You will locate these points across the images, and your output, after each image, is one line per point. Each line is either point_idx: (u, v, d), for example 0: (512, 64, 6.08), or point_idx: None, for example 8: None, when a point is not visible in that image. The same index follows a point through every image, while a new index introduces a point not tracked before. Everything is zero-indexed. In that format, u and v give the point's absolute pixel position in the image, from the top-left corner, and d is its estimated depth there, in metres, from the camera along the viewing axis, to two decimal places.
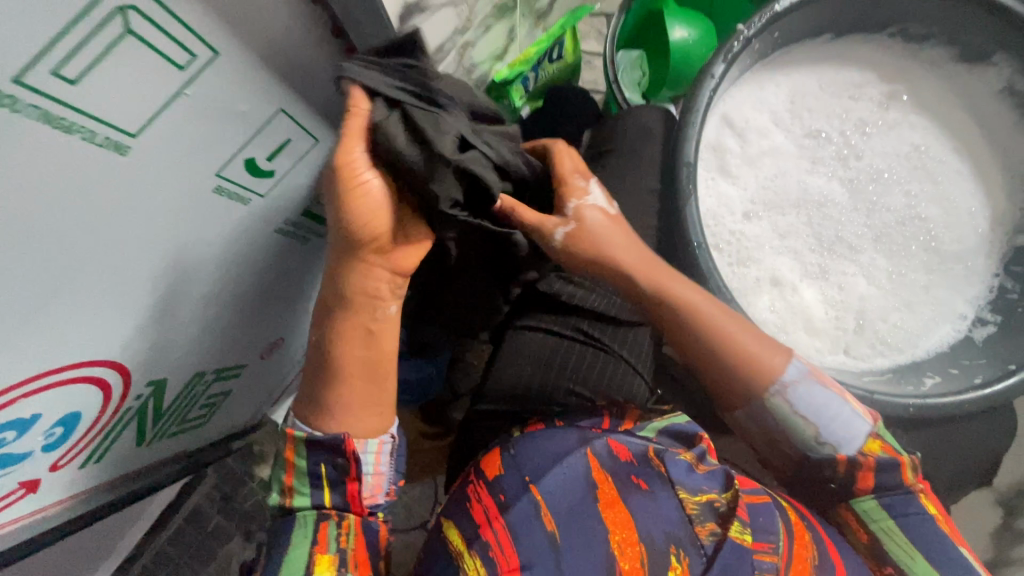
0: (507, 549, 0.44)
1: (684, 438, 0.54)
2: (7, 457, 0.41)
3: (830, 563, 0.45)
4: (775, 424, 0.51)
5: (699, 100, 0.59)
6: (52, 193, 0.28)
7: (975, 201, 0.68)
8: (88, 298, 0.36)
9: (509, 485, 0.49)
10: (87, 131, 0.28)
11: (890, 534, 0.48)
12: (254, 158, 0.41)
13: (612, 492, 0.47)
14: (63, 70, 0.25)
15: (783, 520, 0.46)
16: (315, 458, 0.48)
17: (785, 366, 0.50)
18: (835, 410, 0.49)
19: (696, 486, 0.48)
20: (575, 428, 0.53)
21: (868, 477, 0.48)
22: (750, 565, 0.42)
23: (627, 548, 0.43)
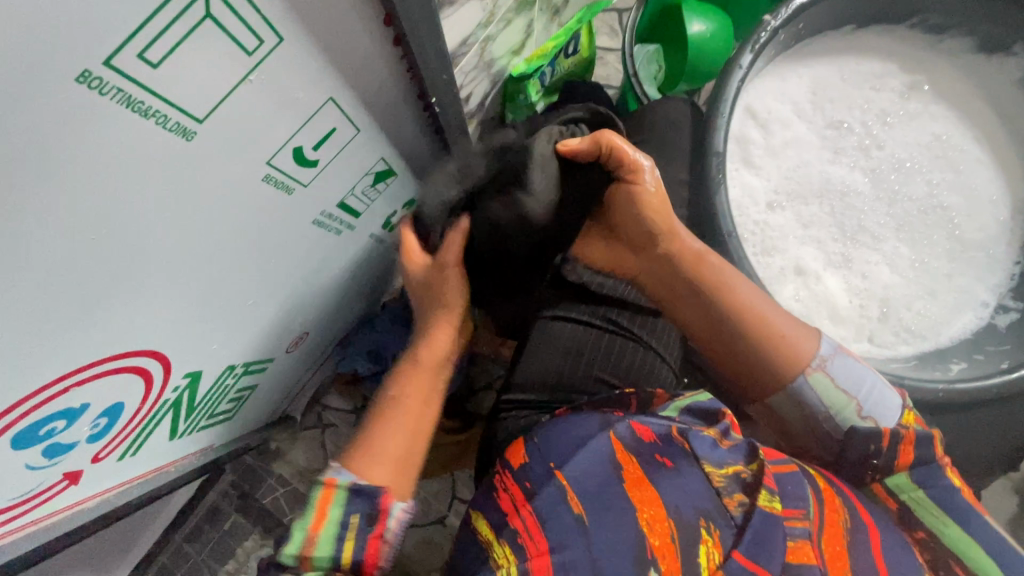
0: (533, 535, 0.42)
1: (707, 415, 0.51)
2: (55, 447, 0.41)
3: (864, 527, 0.43)
4: (818, 404, 0.50)
5: (727, 91, 0.60)
6: (121, 176, 0.29)
7: (995, 189, 0.69)
8: (142, 284, 0.36)
9: (533, 472, 0.47)
10: (160, 114, 0.28)
11: (921, 505, 0.46)
12: (302, 147, 0.41)
13: (638, 470, 0.45)
14: (147, 54, 0.25)
15: (812, 488, 0.43)
16: (350, 507, 0.43)
17: (819, 343, 0.52)
18: (870, 386, 0.50)
19: (721, 459, 0.45)
20: (597, 414, 0.51)
21: (909, 451, 0.46)
22: (781, 531, 0.39)
23: (656, 523, 0.40)
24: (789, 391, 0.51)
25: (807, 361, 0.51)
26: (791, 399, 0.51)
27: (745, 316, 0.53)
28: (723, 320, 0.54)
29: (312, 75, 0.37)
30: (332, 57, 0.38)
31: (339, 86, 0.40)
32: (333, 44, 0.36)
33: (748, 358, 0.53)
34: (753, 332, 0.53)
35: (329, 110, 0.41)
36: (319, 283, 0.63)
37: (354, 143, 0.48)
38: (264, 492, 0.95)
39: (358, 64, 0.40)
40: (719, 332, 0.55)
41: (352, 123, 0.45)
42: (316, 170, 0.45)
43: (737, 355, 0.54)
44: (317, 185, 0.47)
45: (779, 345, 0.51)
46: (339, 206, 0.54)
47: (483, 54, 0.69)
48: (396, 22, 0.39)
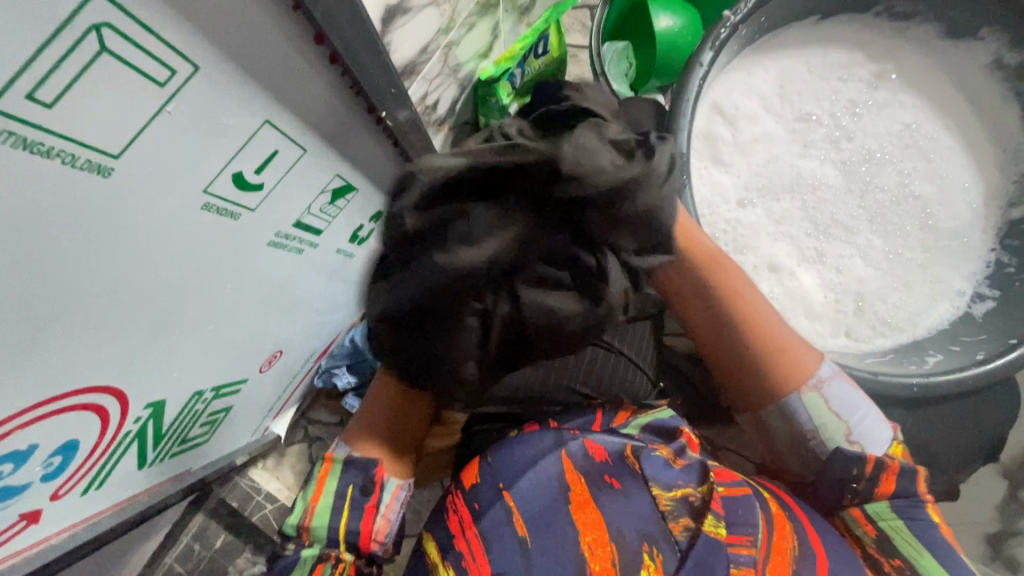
0: (477, 557, 0.42)
1: (665, 433, 0.51)
2: (5, 491, 0.40)
3: (812, 554, 0.42)
4: (808, 421, 0.50)
5: (688, 91, 0.59)
6: (30, 218, 0.28)
7: (967, 175, 0.68)
8: (78, 322, 0.35)
9: (483, 493, 0.46)
10: (68, 154, 0.27)
11: (899, 533, 0.46)
12: (241, 172, 0.40)
13: (584, 493, 0.44)
14: (37, 94, 0.24)
15: (763, 512, 0.43)
16: (347, 478, 0.56)
17: (819, 363, 0.51)
18: (863, 414, 0.51)
19: (671, 482, 0.45)
20: (554, 429, 0.50)
21: (890, 480, 0.47)
22: (725, 558, 0.39)
23: (598, 549, 0.40)
24: (783, 406, 0.50)
25: (807, 380, 0.50)
26: (785, 413, 0.50)
27: (763, 338, 0.50)
28: (742, 341, 0.51)
29: (242, 101, 0.36)
30: (262, 79, 0.36)
31: (275, 107, 0.39)
32: (261, 65, 0.35)
33: (759, 379, 0.51)
34: (768, 351, 0.50)
35: (267, 132, 0.40)
36: (288, 303, 0.62)
37: (304, 163, 0.47)
38: (253, 509, 0.94)
39: (294, 83, 0.39)
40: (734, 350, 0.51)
41: (297, 143, 0.44)
42: (262, 193, 0.44)
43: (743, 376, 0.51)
44: (266, 208, 0.46)
45: (792, 363, 0.50)
46: (296, 224, 0.53)
47: (447, 60, 0.67)
48: (329, 42, 0.39)
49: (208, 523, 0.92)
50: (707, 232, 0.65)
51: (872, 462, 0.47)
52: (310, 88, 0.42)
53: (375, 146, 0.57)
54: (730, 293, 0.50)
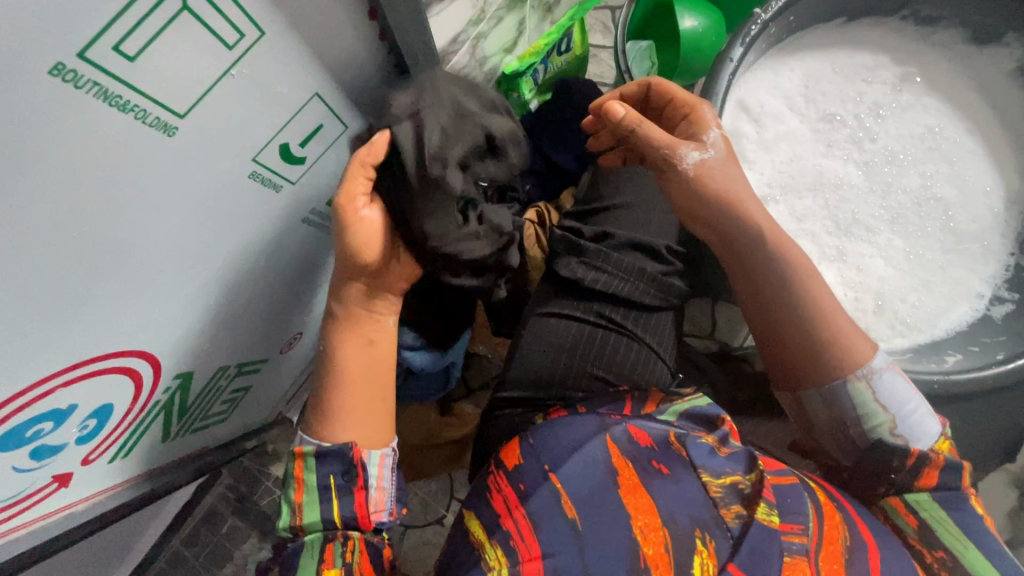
0: (527, 537, 0.42)
1: (706, 421, 0.51)
2: (43, 449, 0.40)
3: (865, 545, 0.42)
4: (851, 409, 0.50)
5: (718, 85, 0.60)
6: (97, 168, 0.28)
7: (989, 179, 0.68)
8: (127, 282, 0.36)
9: (528, 475, 0.47)
10: (140, 109, 0.29)
11: (942, 525, 0.46)
12: (288, 144, 0.41)
13: (634, 478, 0.44)
14: (121, 47, 0.26)
15: (811, 501, 0.43)
16: (325, 469, 0.47)
17: (873, 354, 0.50)
18: (913, 405, 0.50)
19: (719, 469, 0.46)
20: (595, 415, 0.50)
21: (933, 474, 0.47)
22: (779, 547, 0.39)
23: (650, 533, 0.40)
24: (827, 390, 0.50)
25: (853, 369, 0.49)
26: (826, 399, 0.51)
27: (812, 308, 0.50)
28: (791, 312, 0.51)
29: (295, 70, 0.37)
30: (313, 48, 0.37)
31: (324, 81, 0.41)
32: (314, 35, 0.37)
33: (807, 355, 0.50)
34: (819, 318, 0.50)
35: (315, 105, 0.41)
36: (312, 285, 0.63)
37: (344, 140, 0.48)
38: (262, 494, 0.94)
39: (342, 56, 0.41)
40: (771, 312, 0.52)
41: (339, 118, 0.45)
42: (304, 166, 0.45)
43: (786, 354, 0.52)
44: (306, 182, 0.47)
45: (842, 348, 0.50)
46: (329, 204, 0.54)
47: (474, 52, 0.67)
48: (381, 18, 0.40)
49: (217, 506, 0.92)
50: None
51: (915, 455, 0.47)
52: (355, 63, 0.43)
53: None
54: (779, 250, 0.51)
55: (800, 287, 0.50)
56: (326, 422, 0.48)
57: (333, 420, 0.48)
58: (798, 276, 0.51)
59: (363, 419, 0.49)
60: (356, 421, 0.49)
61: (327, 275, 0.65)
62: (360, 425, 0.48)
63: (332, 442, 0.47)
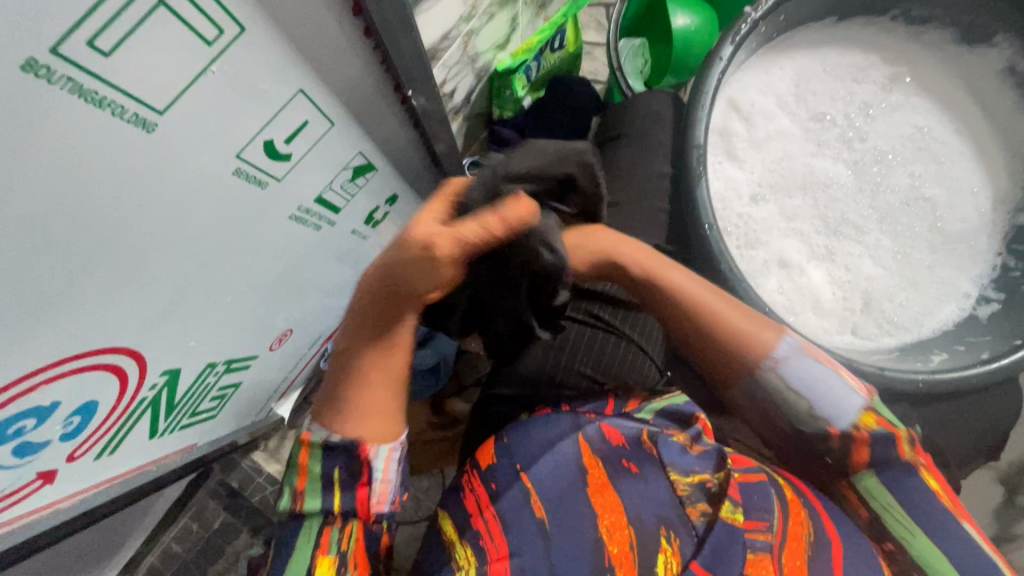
0: (495, 537, 0.42)
1: (678, 418, 0.51)
2: (26, 447, 0.40)
3: (829, 542, 0.42)
4: (765, 396, 0.50)
5: (708, 84, 0.61)
6: (74, 164, 0.28)
7: (977, 180, 0.69)
8: (109, 278, 0.36)
9: (500, 474, 0.47)
10: (117, 105, 0.28)
11: (891, 513, 0.46)
12: (272, 140, 0.41)
13: (603, 476, 0.45)
14: (96, 42, 0.26)
15: (778, 498, 0.43)
16: (331, 461, 0.45)
17: (776, 341, 0.49)
18: (831, 383, 0.48)
19: (687, 467, 0.46)
20: (569, 413, 0.51)
21: (863, 451, 0.47)
22: (742, 545, 0.39)
23: (616, 532, 0.41)
24: (746, 387, 0.51)
25: (758, 361, 0.49)
26: (748, 394, 0.51)
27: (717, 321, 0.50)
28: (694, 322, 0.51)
29: (278, 66, 0.37)
30: (297, 43, 0.37)
31: (308, 77, 0.40)
32: (297, 31, 0.36)
33: (717, 359, 0.51)
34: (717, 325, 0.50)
35: (300, 101, 0.41)
36: (302, 282, 0.63)
37: (331, 137, 0.48)
38: (254, 491, 0.94)
39: (327, 52, 0.41)
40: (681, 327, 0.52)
41: (325, 115, 0.45)
42: (290, 163, 0.45)
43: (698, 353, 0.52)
44: (293, 178, 0.47)
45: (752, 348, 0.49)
46: (317, 200, 0.53)
47: (466, 49, 0.67)
48: (365, 14, 0.40)
49: (208, 502, 0.92)
50: (720, 226, 0.66)
51: (836, 434, 0.47)
52: (341, 59, 0.42)
53: (397, 124, 0.57)
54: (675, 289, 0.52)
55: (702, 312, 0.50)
56: (339, 414, 0.46)
57: (345, 415, 0.46)
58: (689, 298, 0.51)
59: (375, 415, 0.46)
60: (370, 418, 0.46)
61: (317, 271, 0.65)
62: (371, 416, 0.46)
63: (339, 435, 0.46)
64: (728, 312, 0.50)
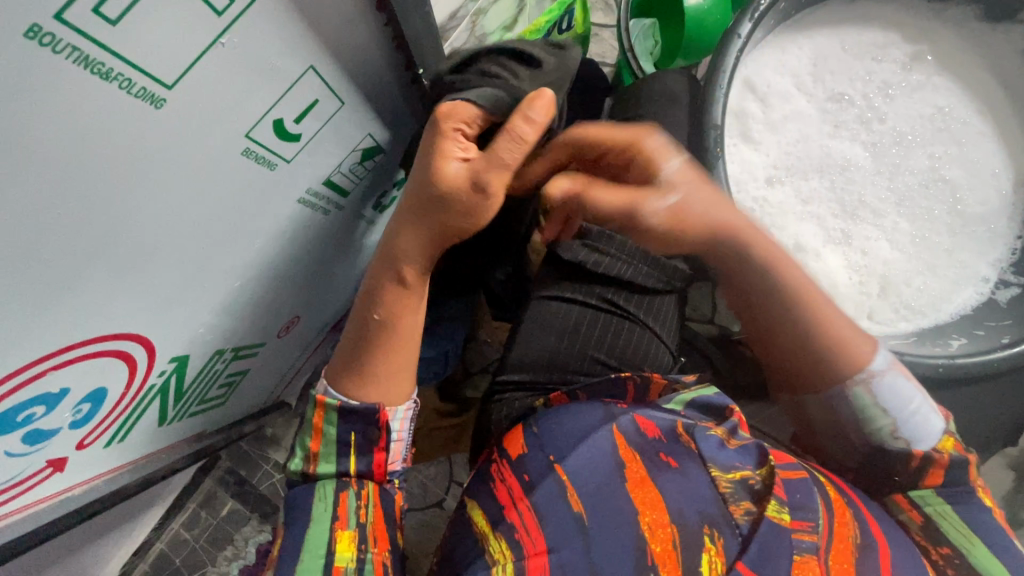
0: (531, 532, 0.41)
1: (714, 411, 0.52)
2: (35, 434, 0.39)
3: (875, 544, 0.41)
4: (852, 415, 0.51)
5: (726, 62, 0.59)
6: (79, 139, 0.27)
7: (998, 162, 0.67)
8: (117, 261, 0.35)
9: (532, 466, 0.46)
10: (125, 79, 0.27)
11: (945, 518, 0.46)
12: (282, 120, 0.40)
13: (641, 471, 0.44)
14: (102, 9, 0.24)
15: (820, 496, 0.42)
16: (347, 426, 0.46)
17: (873, 358, 0.50)
18: (916, 405, 0.49)
19: (728, 463, 0.45)
20: (601, 404, 0.51)
21: (939, 473, 0.48)
22: (789, 545, 0.38)
23: (658, 530, 0.40)
24: (826, 396, 0.52)
25: (854, 376, 0.50)
26: (825, 404, 0.52)
27: (814, 320, 0.50)
28: (785, 321, 0.51)
29: (290, 41, 0.35)
30: (309, 17, 0.36)
31: (320, 53, 0.39)
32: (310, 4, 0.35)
33: (802, 360, 0.52)
34: (814, 325, 0.50)
35: (310, 79, 0.40)
36: (310, 268, 0.62)
37: (340, 117, 0.47)
38: (261, 479, 0.93)
39: (339, 27, 0.39)
40: (758, 320, 0.54)
41: (336, 94, 0.44)
42: (300, 144, 0.44)
43: (788, 361, 0.53)
44: (302, 160, 0.46)
45: (845, 353, 0.50)
46: (325, 183, 0.52)
47: (474, 29, 0.65)
48: None
49: (216, 489, 0.92)
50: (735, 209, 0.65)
51: (918, 457, 0.48)
52: (352, 34, 0.41)
53: (406, 105, 0.56)
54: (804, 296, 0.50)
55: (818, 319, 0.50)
56: (363, 380, 0.46)
57: (366, 380, 0.46)
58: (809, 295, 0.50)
59: (394, 381, 0.47)
60: (390, 380, 0.47)
61: (325, 257, 0.64)
62: (393, 380, 0.47)
63: (358, 400, 0.46)
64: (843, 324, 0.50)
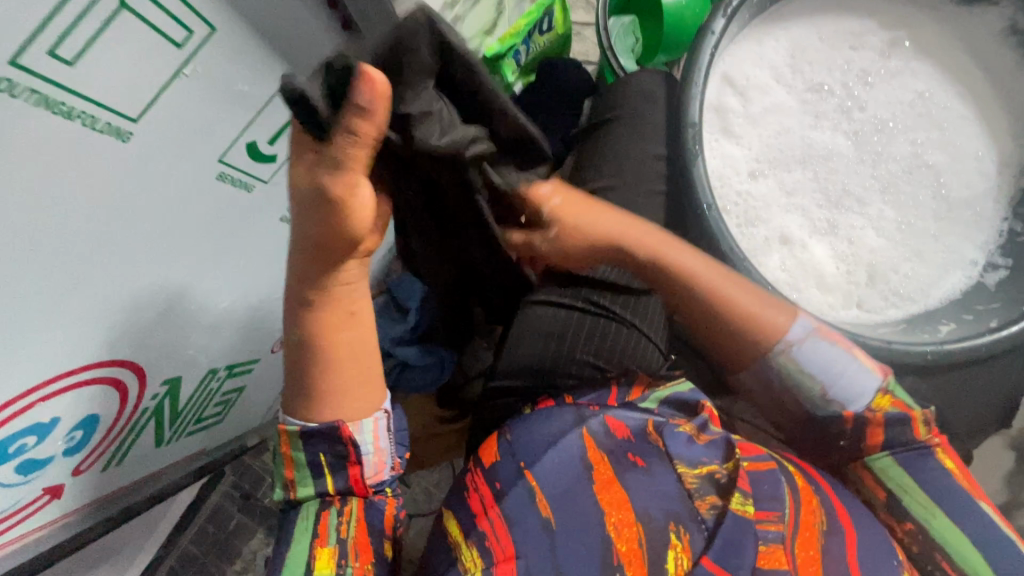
0: (500, 537, 0.42)
1: (686, 408, 0.51)
2: (29, 464, 0.40)
3: (840, 529, 0.42)
4: (781, 382, 0.52)
5: (700, 59, 0.59)
6: (46, 177, 0.27)
7: (981, 144, 0.67)
8: (99, 292, 0.35)
9: (504, 472, 0.46)
10: (88, 116, 0.28)
11: (906, 491, 0.48)
12: (255, 141, 0.40)
13: (609, 471, 0.44)
14: (59, 51, 0.25)
15: (788, 486, 0.43)
16: (312, 448, 0.47)
17: (789, 325, 0.52)
18: (843, 366, 0.50)
19: (695, 459, 0.45)
20: (572, 406, 0.50)
21: (877, 433, 0.49)
22: (753, 536, 0.39)
23: (625, 529, 0.40)
24: (756, 369, 0.53)
25: (773, 345, 0.52)
26: (758, 376, 0.54)
27: (733, 312, 0.52)
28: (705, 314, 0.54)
29: (254, 65, 0.36)
30: (270, 38, 0.36)
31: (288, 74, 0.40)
32: (270, 28, 0.36)
33: (725, 341, 0.54)
34: (740, 322, 0.52)
35: (280, 100, 0.40)
36: None
37: None
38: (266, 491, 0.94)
39: (303, 46, 0.40)
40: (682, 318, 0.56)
41: None
42: (275, 164, 0.44)
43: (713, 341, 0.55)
44: (280, 179, 0.46)
45: (759, 329, 0.52)
46: None
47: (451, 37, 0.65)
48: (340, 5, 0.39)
49: (222, 504, 0.92)
50: (719, 204, 0.65)
51: (850, 418, 0.49)
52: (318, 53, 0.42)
53: None
54: (698, 279, 0.53)
55: (723, 305, 0.53)
56: (315, 405, 0.47)
57: (319, 402, 0.47)
58: (689, 276, 0.54)
59: (360, 396, 0.48)
60: (343, 401, 0.47)
61: None
62: (351, 399, 0.47)
63: (318, 422, 0.47)
64: (745, 301, 0.52)
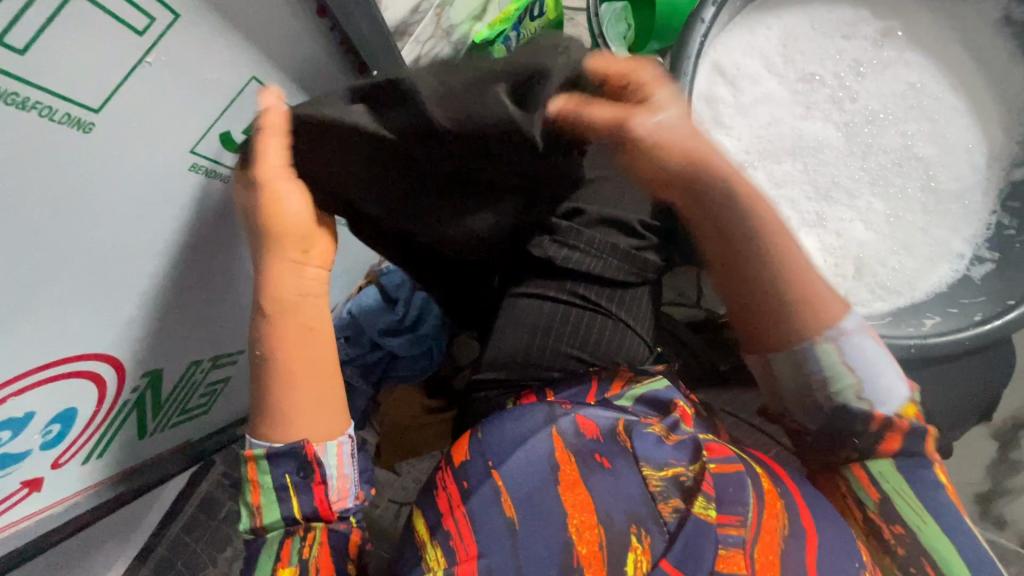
0: (465, 539, 0.43)
1: (661, 406, 0.54)
2: (3, 459, 0.39)
3: (803, 533, 0.42)
4: (820, 373, 0.50)
5: (689, 47, 0.58)
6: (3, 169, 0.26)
7: (971, 137, 0.67)
8: (70, 287, 0.34)
9: (472, 472, 0.47)
10: (44, 106, 0.27)
11: (902, 496, 0.48)
12: (229, 131, 0.40)
13: (574, 474, 0.44)
14: (7, 39, 0.24)
15: (753, 488, 0.43)
16: (280, 469, 0.47)
17: (844, 315, 0.50)
18: (881, 368, 0.50)
19: (662, 461, 0.45)
20: (544, 405, 0.50)
21: (895, 440, 0.48)
22: (713, 540, 0.38)
23: (585, 531, 0.40)
24: (793, 353, 0.51)
25: (824, 330, 0.49)
26: (794, 361, 0.51)
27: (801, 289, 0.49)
28: (787, 306, 0.50)
29: (223, 54, 0.35)
30: (240, 26, 0.36)
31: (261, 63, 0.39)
32: (240, 16, 0.35)
33: (775, 320, 0.50)
34: (802, 301, 0.49)
35: (253, 89, 0.40)
36: None
37: None
38: None
39: (275, 33, 0.39)
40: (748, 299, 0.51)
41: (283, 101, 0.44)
42: None
43: (762, 325, 0.51)
44: None
45: (815, 310, 0.49)
46: None
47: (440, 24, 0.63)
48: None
49: (212, 493, 0.92)
50: None
51: (879, 419, 0.49)
52: (292, 40, 0.41)
53: None
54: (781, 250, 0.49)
55: (789, 276, 0.49)
56: (277, 425, 0.47)
57: (279, 423, 0.47)
58: (778, 239, 0.49)
59: (322, 419, 0.48)
60: (304, 422, 0.48)
61: None
62: (312, 422, 0.48)
63: (281, 441, 0.47)
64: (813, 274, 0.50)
